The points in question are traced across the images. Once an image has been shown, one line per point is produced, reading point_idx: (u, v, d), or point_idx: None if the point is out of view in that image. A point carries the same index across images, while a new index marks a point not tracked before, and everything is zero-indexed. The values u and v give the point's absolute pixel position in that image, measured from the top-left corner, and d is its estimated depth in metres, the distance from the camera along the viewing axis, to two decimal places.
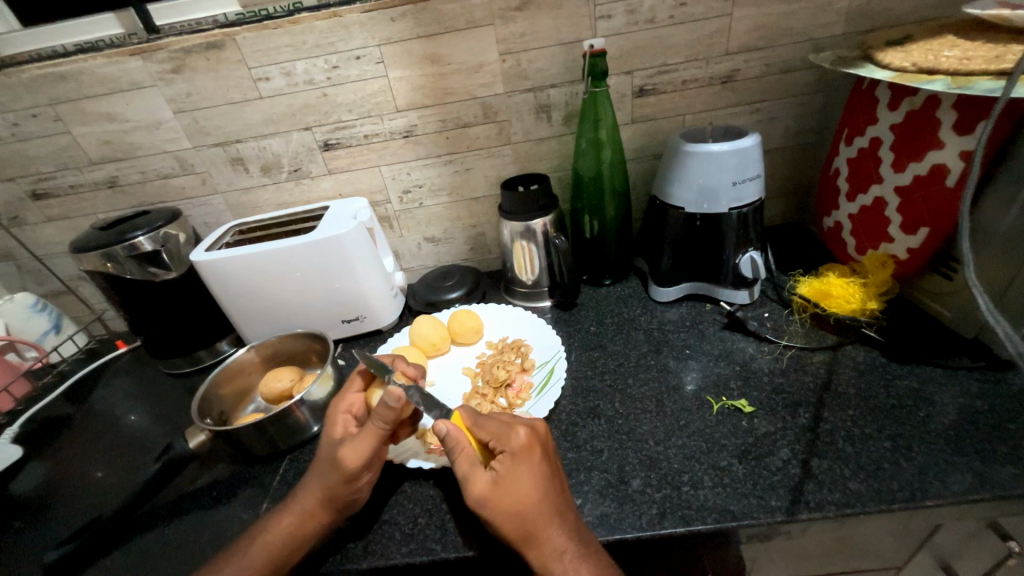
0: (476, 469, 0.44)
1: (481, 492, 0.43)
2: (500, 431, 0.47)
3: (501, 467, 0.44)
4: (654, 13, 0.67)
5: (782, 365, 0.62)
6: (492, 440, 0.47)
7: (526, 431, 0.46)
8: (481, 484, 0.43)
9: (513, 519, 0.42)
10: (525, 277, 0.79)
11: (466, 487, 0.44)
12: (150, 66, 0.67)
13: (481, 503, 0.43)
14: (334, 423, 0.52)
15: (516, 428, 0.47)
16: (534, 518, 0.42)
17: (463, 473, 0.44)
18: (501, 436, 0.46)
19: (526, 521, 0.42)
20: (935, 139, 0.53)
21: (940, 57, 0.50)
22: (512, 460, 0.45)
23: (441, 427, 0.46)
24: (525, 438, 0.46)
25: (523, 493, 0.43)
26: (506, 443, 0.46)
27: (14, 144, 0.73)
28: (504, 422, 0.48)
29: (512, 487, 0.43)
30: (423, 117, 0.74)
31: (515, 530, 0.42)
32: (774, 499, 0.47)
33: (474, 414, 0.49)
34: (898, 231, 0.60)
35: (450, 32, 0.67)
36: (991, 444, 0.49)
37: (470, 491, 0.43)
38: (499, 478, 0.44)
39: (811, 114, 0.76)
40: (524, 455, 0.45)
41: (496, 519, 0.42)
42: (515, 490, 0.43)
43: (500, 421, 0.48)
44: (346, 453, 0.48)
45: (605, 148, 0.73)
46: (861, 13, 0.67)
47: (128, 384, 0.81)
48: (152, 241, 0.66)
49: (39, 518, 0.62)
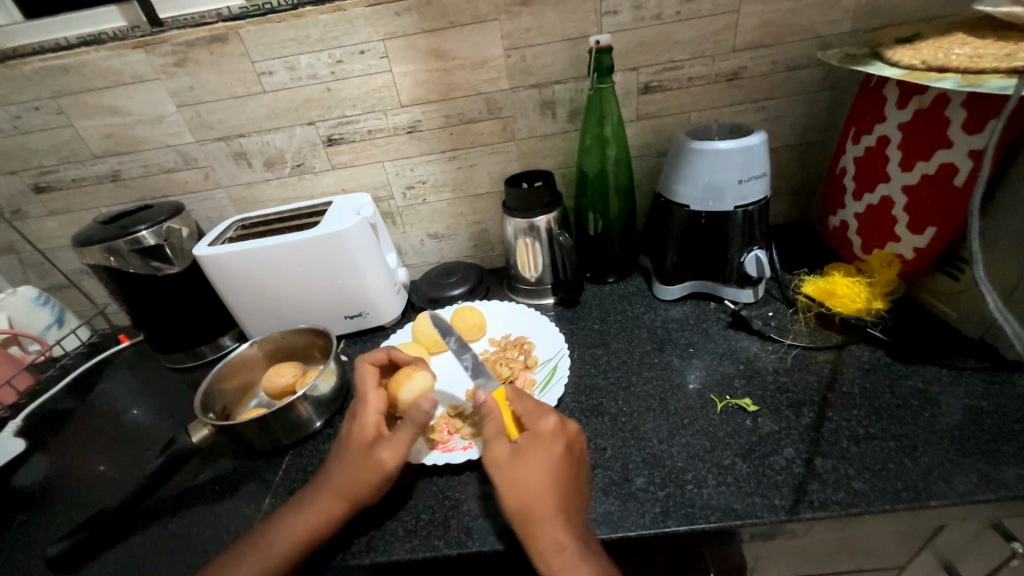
0: (499, 438, 0.47)
1: (497, 457, 0.46)
2: (534, 412, 0.50)
3: (523, 443, 0.47)
4: (661, 10, 0.66)
5: (786, 364, 0.61)
6: (524, 417, 0.50)
7: (556, 420, 0.48)
8: (499, 451, 0.46)
9: (519, 494, 0.44)
10: (528, 274, 0.79)
11: (487, 448, 0.47)
12: (153, 60, 0.67)
13: (495, 467, 0.46)
14: (366, 418, 0.53)
15: (547, 415, 0.49)
16: (539, 502, 0.43)
17: (487, 437, 0.48)
18: (532, 416, 0.49)
19: (531, 501, 0.43)
20: (944, 138, 0.52)
21: (950, 55, 0.50)
22: (535, 441, 0.47)
23: (481, 394, 0.52)
24: (552, 427, 0.48)
25: (534, 473, 0.44)
26: (535, 424, 0.48)
27: (17, 137, 0.73)
28: (539, 407, 0.50)
29: (527, 464, 0.45)
30: (427, 113, 0.73)
31: (518, 508, 0.43)
32: (778, 498, 0.47)
33: (517, 393, 0.52)
34: (905, 230, 0.59)
35: (455, 27, 0.66)
36: (996, 444, 0.49)
37: (488, 453, 0.46)
38: (518, 453, 0.46)
39: (818, 112, 0.76)
40: (548, 441, 0.46)
41: (504, 489, 0.44)
42: (529, 467, 0.45)
43: (539, 405, 0.51)
44: (386, 455, 0.49)
45: (610, 145, 0.73)
46: (870, 11, 0.66)
47: (131, 378, 0.81)
48: (154, 236, 0.66)
49: (43, 511, 0.62)
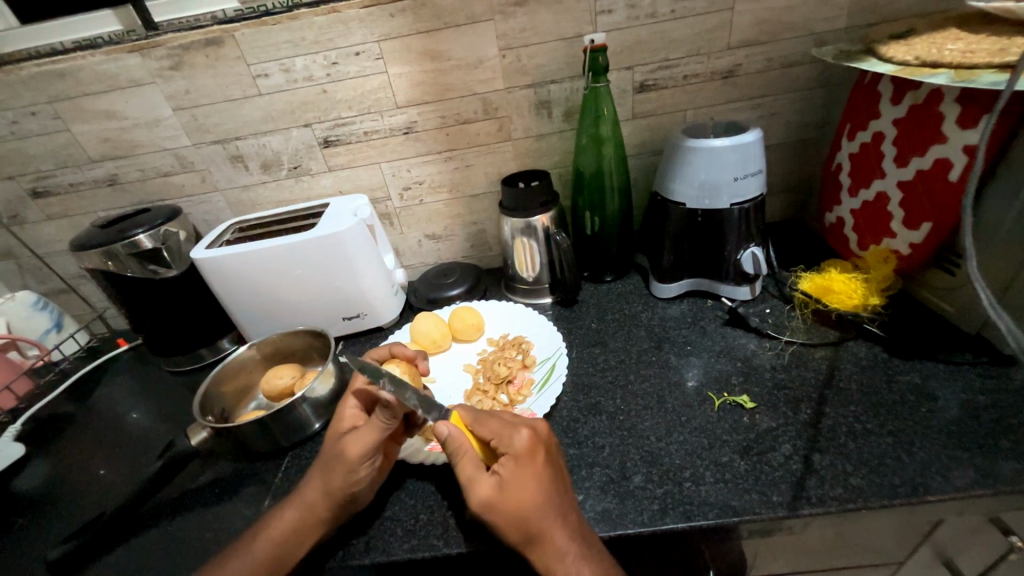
0: (477, 474, 0.44)
1: (484, 496, 0.43)
2: (503, 431, 0.47)
3: (504, 471, 0.44)
4: (655, 8, 0.66)
5: (783, 361, 0.61)
6: (494, 441, 0.47)
7: (528, 432, 0.46)
8: (484, 489, 0.43)
9: (516, 522, 0.42)
10: (526, 274, 0.79)
11: (470, 491, 0.43)
12: (148, 63, 0.67)
13: (485, 506, 0.42)
14: (342, 419, 0.51)
15: (518, 429, 0.46)
16: (536, 524, 0.42)
17: (466, 477, 0.44)
18: (503, 437, 0.46)
19: (529, 525, 0.42)
20: (938, 133, 0.53)
21: (943, 50, 0.50)
22: (516, 463, 0.44)
23: (444, 428, 0.45)
24: (527, 441, 0.46)
25: (525, 496, 0.42)
26: (509, 445, 0.46)
27: (13, 142, 0.73)
28: (506, 424, 0.47)
29: (515, 490, 0.43)
30: (423, 113, 0.73)
31: (519, 533, 0.42)
32: (776, 495, 0.47)
33: (477, 416, 0.49)
34: (900, 226, 0.59)
35: (450, 28, 0.66)
36: (993, 439, 0.49)
37: (473, 497, 0.43)
38: (503, 481, 0.43)
39: (813, 109, 0.76)
40: (528, 457, 0.45)
41: (500, 522, 0.42)
42: (518, 492, 0.43)
43: (504, 422, 0.48)
44: (350, 444, 0.49)
45: (605, 143, 0.73)
46: (864, 7, 0.67)
47: (130, 381, 0.81)
48: (152, 239, 0.66)
49: (44, 515, 0.62)
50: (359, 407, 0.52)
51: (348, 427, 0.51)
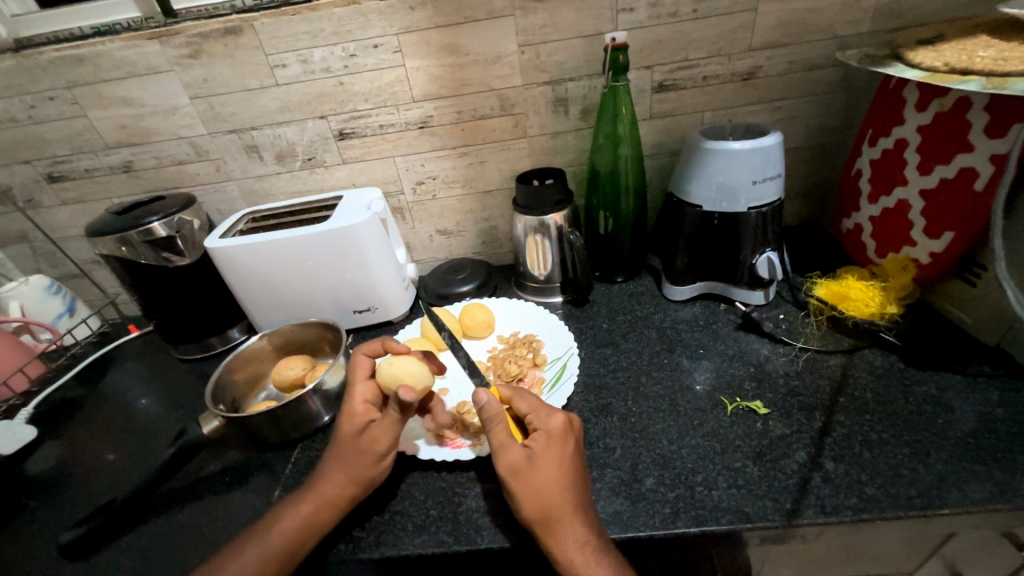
0: (511, 442, 0.46)
1: (513, 463, 0.45)
2: (540, 411, 0.49)
3: (536, 445, 0.46)
4: (678, 7, 0.66)
5: (797, 367, 0.61)
6: (528, 416, 0.49)
7: (564, 418, 0.48)
8: (513, 457, 0.45)
9: (538, 498, 0.43)
10: (537, 272, 0.78)
11: (501, 455, 0.45)
12: (167, 51, 0.67)
13: (512, 474, 0.44)
14: (354, 411, 0.52)
15: (555, 413, 0.48)
16: (558, 504, 0.43)
17: (499, 442, 0.45)
18: (539, 415, 0.48)
19: (549, 503, 0.43)
20: (964, 142, 0.52)
21: (975, 57, 0.49)
22: (548, 441, 0.46)
23: (483, 395, 0.47)
24: (562, 425, 0.48)
25: (551, 477, 0.44)
26: (544, 423, 0.48)
27: (30, 127, 0.73)
28: (542, 404, 0.50)
29: (542, 467, 0.45)
30: (439, 108, 0.73)
31: (537, 511, 0.43)
32: (787, 501, 0.47)
33: (514, 392, 0.51)
34: (921, 235, 0.58)
35: (469, 22, 0.66)
36: (1011, 452, 0.48)
37: (503, 461, 0.44)
38: (534, 455, 0.45)
39: (834, 113, 0.75)
40: (560, 439, 0.47)
41: (522, 494, 0.44)
42: (546, 470, 0.45)
43: (540, 402, 0.50)
44: (374, 435, 0.50)
45: (622, 143, 0.73)
46: (890, 11, 0.66)
47: (140, 368, 0.82)
48: (166, 227, 0.67)
49: (55, 498, 0.62)
50: (367, 400, 0.53)
51: (364, 420, 0.51)
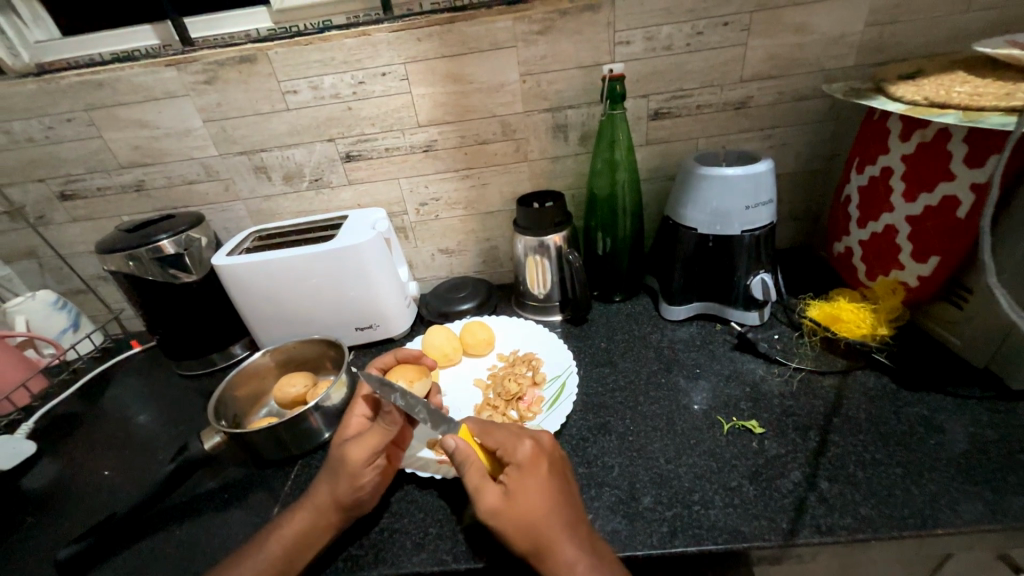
0: (486, 483, 0.45)
1: (491, 505, 0.44)
2: (507, 442, 0.49)
3: (511, 481, 0.45)
4: (672, 41, 0.69)
5: (792, 388, 0.62)
6: (499, 451, 0.49)
7: (531, 443, 0.48)
8: (491, 498, 0.44)
9: (524, 531, 0.43)
10: (537, 291, 0.80)
11: (478, 498, 0.44)
12: (184, 77, 0.70)
13: (493, 515, 0.44)
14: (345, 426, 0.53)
15: (522, 440, 0.48)
16: (544, 531, 0.43)
17: (474, 486, 0.45)
18: (507, 446, 0.48)
19: (536, 533, 0.43)
20: (946, 171, 0.54)
21: (952, 92, 0.52)
22: (521, 473, 0.46)
23: (450, 440, 0.47)
24: (531, 451, 0.48)
25: (532, 504, 0.44)
26: (513, 455, 0.47)
27: (47, 147, 0.75)
28: (511, 433, 0.50)
29: (521, 499, 0.44)
30: (442, 133, 0.76)
31: (526, 544, 0.43)
32: (784, 521, 0.47)
33: (482, 427, 0.51)
34: (909, 259, 0.60)
35: (474, 52, 0.69)
36: (1001, 472, 0.49)
37: (481, 505, 0.44)
38: (510, 489, 0.45)
39: (822, 141, 0.78)
40: (532, 467, 0.46)
41: (508, 532, 0.43)
42: (525, 500, 0.44)
43: (509, 432, 0.50)
44: (352, 450, 0.50)
45: (620, 168, 0.75)
46: (872, 47, 0.69)
47: (142, 384, 0.82)
48: (175, 245, 0.68)
49: (52, 514, 0.62)
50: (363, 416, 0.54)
51: (352, 434, 0.53)
